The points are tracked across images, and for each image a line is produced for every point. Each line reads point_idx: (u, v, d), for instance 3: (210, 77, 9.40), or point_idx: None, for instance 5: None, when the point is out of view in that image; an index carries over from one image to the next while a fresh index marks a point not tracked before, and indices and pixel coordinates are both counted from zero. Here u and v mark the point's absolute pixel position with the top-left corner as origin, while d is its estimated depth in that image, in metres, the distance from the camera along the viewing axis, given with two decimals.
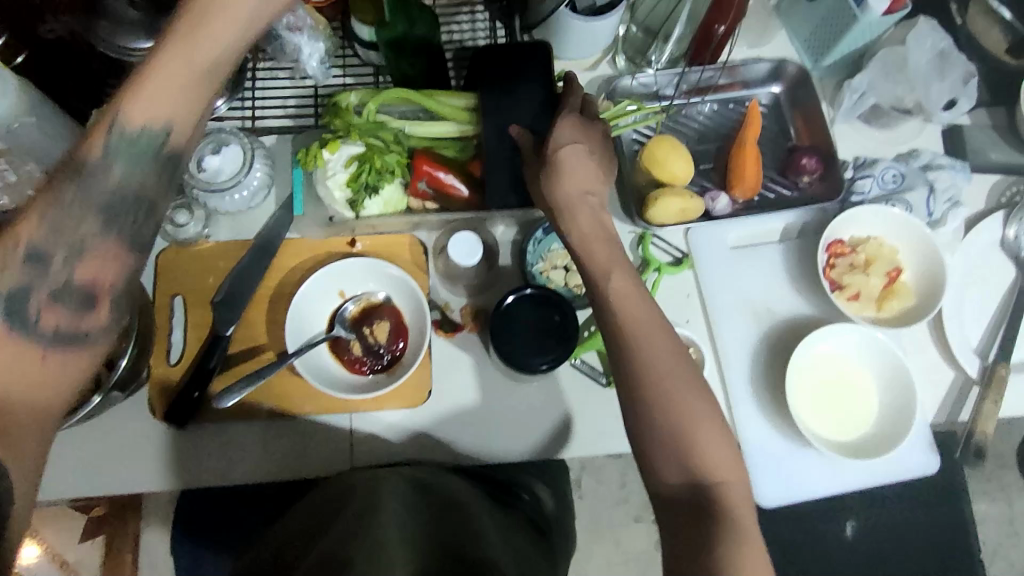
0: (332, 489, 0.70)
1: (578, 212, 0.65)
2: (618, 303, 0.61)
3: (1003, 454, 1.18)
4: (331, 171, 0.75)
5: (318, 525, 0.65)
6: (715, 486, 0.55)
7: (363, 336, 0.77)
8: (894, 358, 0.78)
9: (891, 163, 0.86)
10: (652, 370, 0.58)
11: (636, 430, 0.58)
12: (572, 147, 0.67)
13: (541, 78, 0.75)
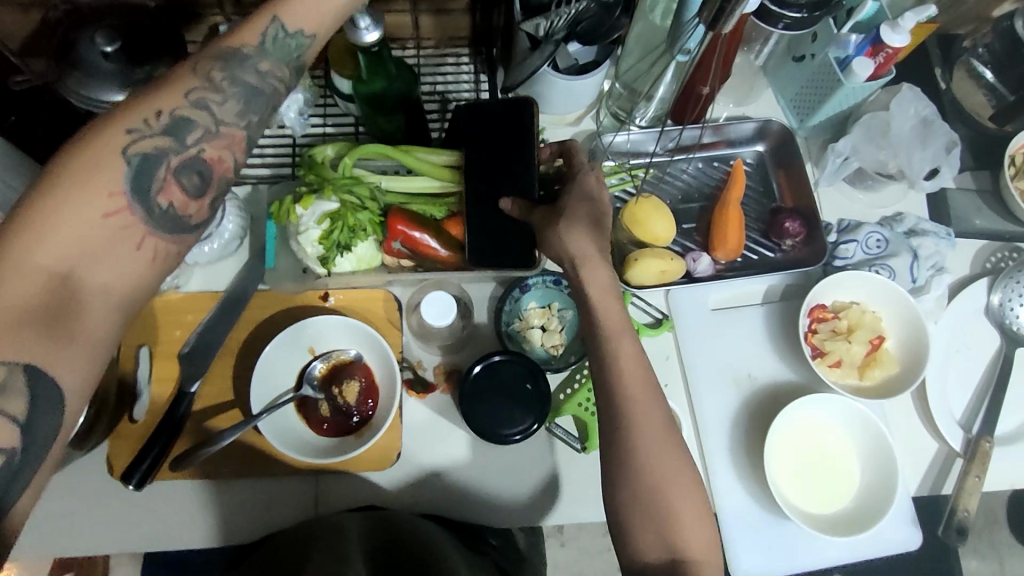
0: (291, 537, 0.68)
1: (592, 269, 0.62)
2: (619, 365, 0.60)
3: (991, 508, 1.17)
4: (303, 227, 0.73)
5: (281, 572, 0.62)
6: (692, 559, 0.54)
7: (332, 397, 0.75)
8: (876, 431, 0.76)
9: (875, 228, 0.85)
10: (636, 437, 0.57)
11: (626, 491, 0.57)
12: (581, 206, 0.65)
13: (526, 141, 0.74)
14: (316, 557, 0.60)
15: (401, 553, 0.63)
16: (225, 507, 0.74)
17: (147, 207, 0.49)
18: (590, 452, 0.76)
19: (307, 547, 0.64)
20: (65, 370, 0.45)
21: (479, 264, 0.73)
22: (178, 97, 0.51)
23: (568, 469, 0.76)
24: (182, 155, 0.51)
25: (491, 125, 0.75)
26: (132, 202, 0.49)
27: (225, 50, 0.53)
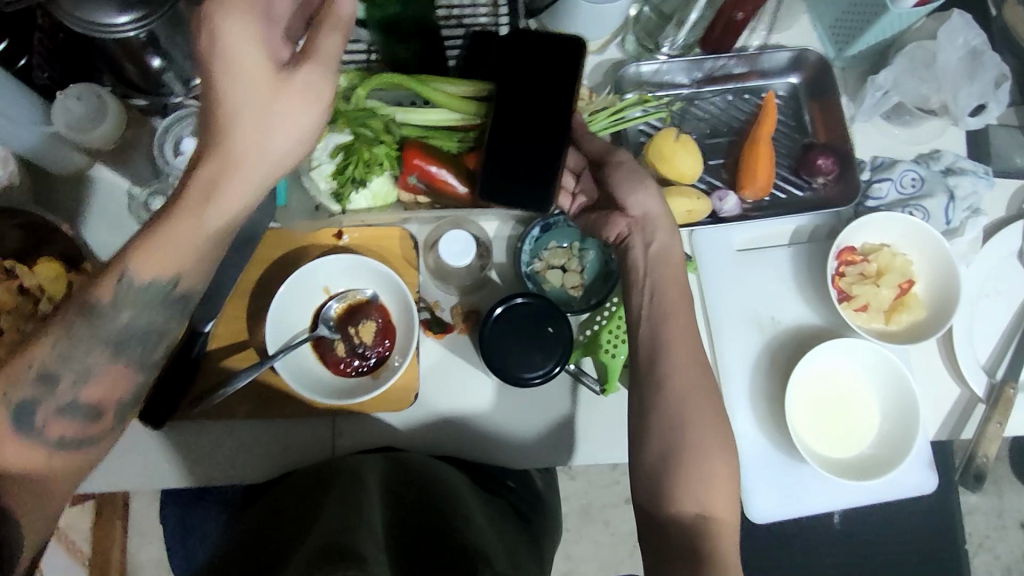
0: (314, 471, 0.69)
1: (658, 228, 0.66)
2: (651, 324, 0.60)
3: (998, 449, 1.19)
4: (316, 161, 0.70)
5: (300, 504, 0.63)
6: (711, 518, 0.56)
7: (349, 336, 0.74)
8: (899, 377, 0.75)
9: (912, 165, 0.81)
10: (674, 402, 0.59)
11: (648, 445, 0.60)
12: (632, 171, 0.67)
13: (565, 85, 0.68)
14: (329, 492, 0.61)
15: (415, 491, 0.64)
16: (244, 447, 0.75)
17: (39, 438, 0.49)
18: (608, 394, 0.75)
19: (323, 483, 0.65)
20: None
21: (490, 196, 0.68)
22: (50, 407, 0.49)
23: (586, 411, 0.76)
24: (61, 399, 0.49)
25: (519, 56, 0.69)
26: (22, 440, 0.48)
27: (92, 296, 0.49)
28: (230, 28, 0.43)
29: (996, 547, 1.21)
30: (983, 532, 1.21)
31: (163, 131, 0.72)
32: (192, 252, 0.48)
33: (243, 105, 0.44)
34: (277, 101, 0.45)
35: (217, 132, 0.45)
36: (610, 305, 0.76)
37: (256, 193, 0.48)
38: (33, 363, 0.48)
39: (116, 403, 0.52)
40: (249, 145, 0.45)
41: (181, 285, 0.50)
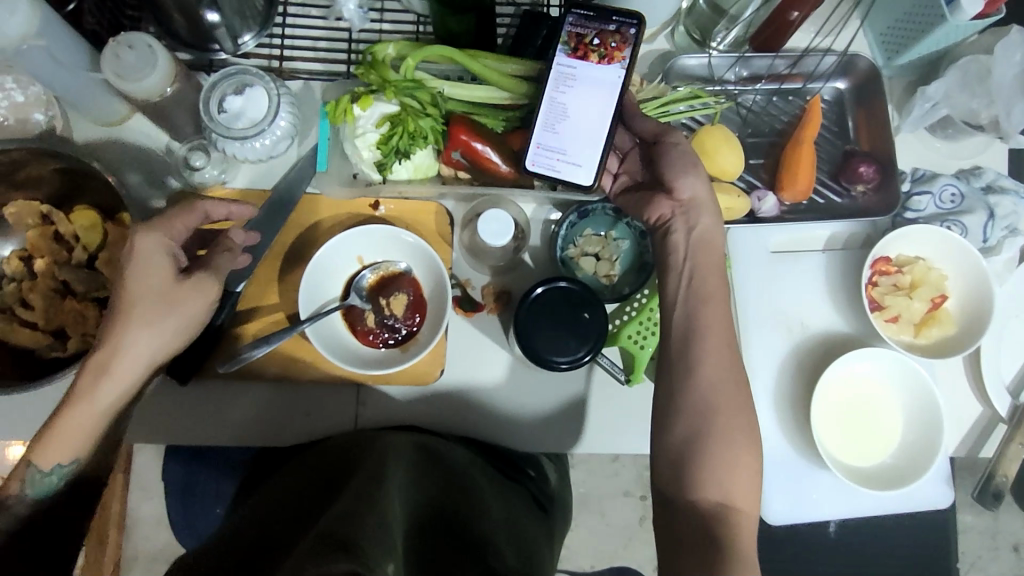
0: (340, 442, 0.69)
1: (701, 216, 0.65)
2: None
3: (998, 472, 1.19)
4: (360, 130, 0.70)
5: (321, 478, 0.63)
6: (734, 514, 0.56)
7: (379, 308, 0.74)
8: (926, 392, 0.75)
9: (952, 180, 0.80)
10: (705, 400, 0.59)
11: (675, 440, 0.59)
12: (679, 152, 0.66)
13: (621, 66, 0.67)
14: (348, 474, 0.60)
15: (433, 480, 0.63)
16: (263, 409, 0.75)
17: None
18: (632, 385, 0.75)
19: (342, 462, 0.64)
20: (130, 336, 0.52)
21: (535, 173, 0.69)
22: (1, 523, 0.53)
23: (607, 400, 0.76)
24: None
25: (575, 38, 0.68)
26: None
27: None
28: (145, 244, 0.58)
29: (989, 568, 1.22)
30: (977, 553, 1.21)
31: (209, 88, 0.71)
32: (84, 435, 0.55)
33: (144, 296, 0.57)
34: (173, 299, 0.59)
35: (117, 324, 0.57)
36: (640, 296, 0.75)
37: (151, 361, 0.58)
38: None
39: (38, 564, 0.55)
40: (149, 340, 0.57)
41: (80, 467, 0.57)
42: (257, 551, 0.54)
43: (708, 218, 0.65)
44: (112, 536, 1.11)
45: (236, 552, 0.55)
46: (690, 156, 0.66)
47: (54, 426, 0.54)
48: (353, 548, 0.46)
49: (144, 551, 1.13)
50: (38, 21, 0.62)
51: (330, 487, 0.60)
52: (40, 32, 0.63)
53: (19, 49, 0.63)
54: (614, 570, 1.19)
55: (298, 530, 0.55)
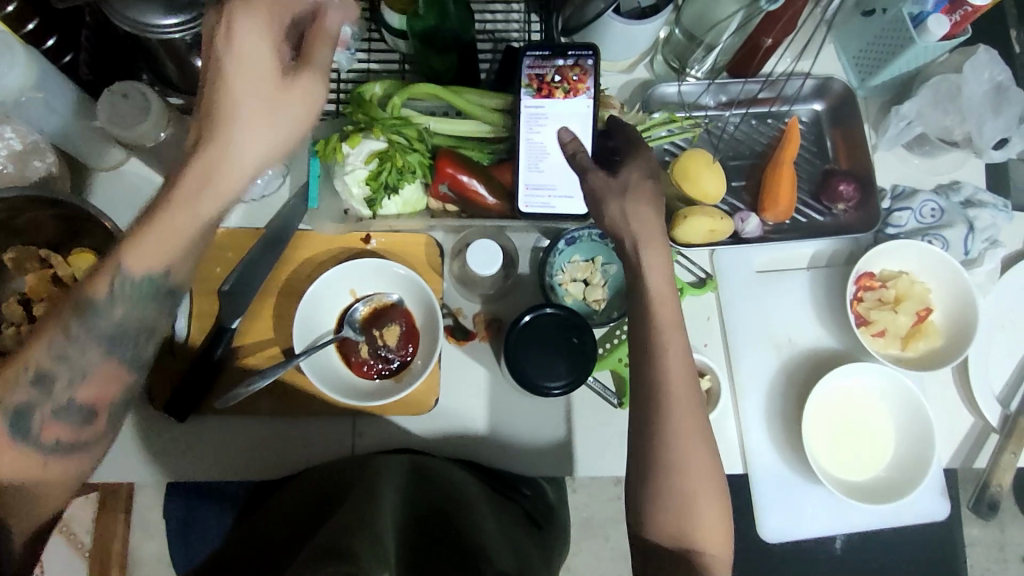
0: (331, 467, 0.70)
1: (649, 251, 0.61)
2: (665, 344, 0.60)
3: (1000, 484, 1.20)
4: (350, 166, 0.72)
5: (316, 504, 0.64)
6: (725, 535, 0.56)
7: (372, 339, 0.75)
8: (916, 403, 0.76)
9: (932, 196, 0.82)
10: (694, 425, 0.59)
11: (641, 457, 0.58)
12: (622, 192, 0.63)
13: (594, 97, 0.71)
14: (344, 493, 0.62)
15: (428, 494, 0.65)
16: (260, 444, 0.76)
17: (29, 441, 0.51)
18: (624, 407, 0.77)
19: (337, 483, 0.66)
20: (125, 374, 0.55)
21: (530, 215, 0.73)
22: (44, 351, 0.52)
23: (602, 423, 0.77)
24: (53, 403, 0.52)
25: (536, 79, 0.71)
26: (15, 440, 0.51)
27: (82, 301, 0.52)
28: (245, 22, 0.49)
29: None
30: (986, 566, 1.21)
31: None
32: (179, 241, 0.52)
33: (246, 95, 0.50)
34: (280, 104, 0.51)
35: (215, 125, 0.50)
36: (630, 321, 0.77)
37: (253, 170, 0.52)
38: (30, 365, 0.51)
39: (107, 405, 0.55)
40: (260, 48, 0.50)
41: (171, 278, 0.54)
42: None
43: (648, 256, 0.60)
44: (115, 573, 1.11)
45: None
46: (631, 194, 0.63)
47: (154, 225, 0.51)
48: (346, 555, 0.47)
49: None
50: (36, 75, 0.65)
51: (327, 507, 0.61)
52: (38, 84, 0.66)
53: (19, 101, 0.65)
54: None
55: (295, 553, 0.56)
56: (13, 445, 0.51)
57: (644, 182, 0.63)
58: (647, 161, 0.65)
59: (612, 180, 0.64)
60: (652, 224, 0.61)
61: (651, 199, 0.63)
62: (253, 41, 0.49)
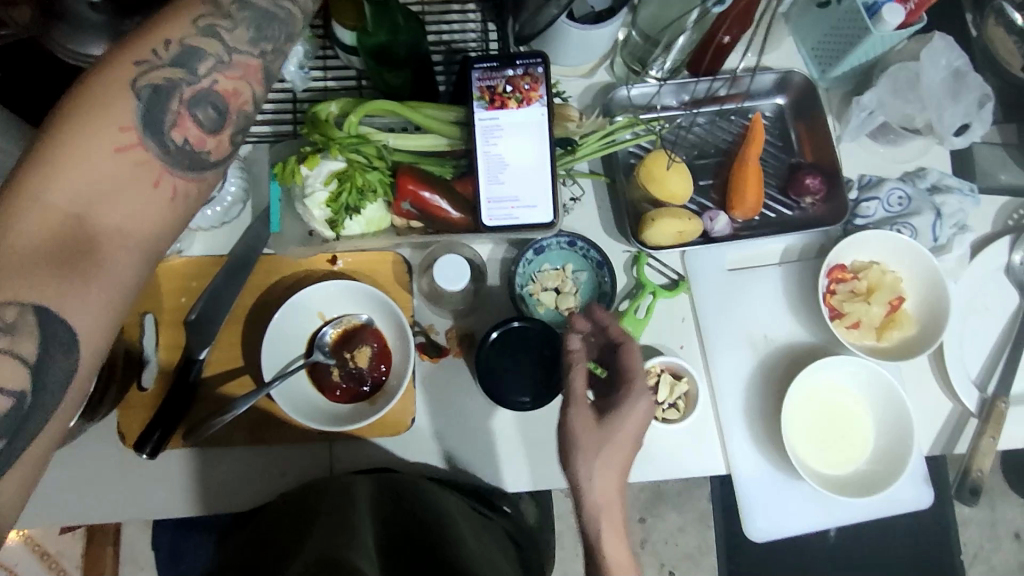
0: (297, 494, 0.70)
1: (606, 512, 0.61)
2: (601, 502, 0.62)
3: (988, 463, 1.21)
4: (309, 188, 0.71)
5: (288, 522, 0.65)
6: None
7: (344, 361, 0.74)
8: (895, 394, 0.76)
9: (898, 184, 0.83)
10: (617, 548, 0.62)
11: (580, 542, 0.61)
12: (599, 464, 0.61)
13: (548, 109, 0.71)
14: (317, 514, 0.62)
15: (405, 505, 0.65)
16: (236, 476, 0.74)
17: (160, 140, 0.45)
18: None
19: (309, 502, 0.66)
20: (247, 109, 0.49)
21: (495, 227, 0.71)
22: (187, 25, 0.46)
23: None
24: (195, 85, 0.47)
25: (487, 91, 0.70)
26: (144, 135, 0.45)
27: None
28: None
29: (992, 558, 1.22)
30: (978, 543, 1.22)
31: None
32: None
33: None
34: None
35: None
36: None
37: None
38: (172, 39, 0.46)
39: (240, 108, 0.49)
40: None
41: None
42: None
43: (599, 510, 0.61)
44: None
45: None
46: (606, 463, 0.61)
47: None
48: None
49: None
50: None
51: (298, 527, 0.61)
52: None
53: None
54: None
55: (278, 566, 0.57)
56: (140, 141, 0.44)
57: (631, 433, 0.63)
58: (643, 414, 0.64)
59: (594, 429, 0.63)
60: (613, 488, 0.62)
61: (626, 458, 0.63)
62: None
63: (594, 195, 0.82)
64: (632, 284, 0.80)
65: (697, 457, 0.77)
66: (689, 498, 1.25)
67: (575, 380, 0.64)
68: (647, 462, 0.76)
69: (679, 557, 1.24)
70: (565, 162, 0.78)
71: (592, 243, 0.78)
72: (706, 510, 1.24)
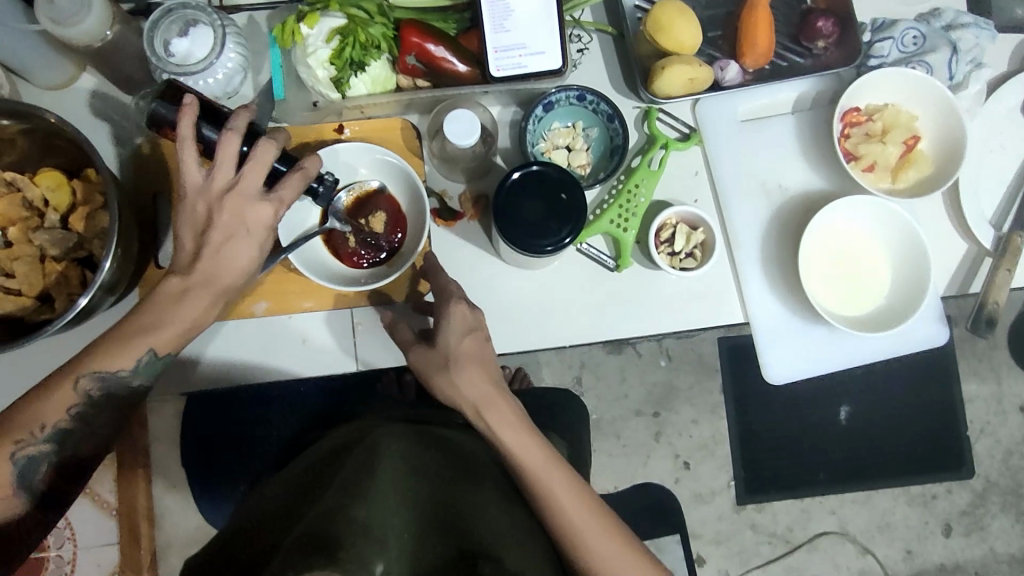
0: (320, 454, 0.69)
1: (499, 409, 0.63)
2: (484, 411, 0.63)
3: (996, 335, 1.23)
4: (312, 48, 0.69)
5: (307, 479, 0.65)
6: (555, 471, 0.62)
7: (360, 228, 0.74)
8: (908, 228, 0.76)
9: (913, 23, 0.80)
10: (538, 463, 0.62)
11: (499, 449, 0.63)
12: (465, 376, 0.63)
13: None
14: (344, 464, 0.62)
15: (435, 448, 0.66)
16: (261, 349, 0.75)
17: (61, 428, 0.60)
18: (622, 270, 0.76)
19: (328, 461, 0.65)
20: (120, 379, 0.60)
21: (504, 78, 0.70)
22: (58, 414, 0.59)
23: (601, 288, 0.77)
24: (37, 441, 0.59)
25: None
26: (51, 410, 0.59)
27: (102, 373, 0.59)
28: (243, 251, 0.60)
29: (998, 432, 1.23)
30: (985, 418, 1.23)
31: (151, 28, 0.68)
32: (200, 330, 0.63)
33: (246, 253, 0.60)
34: (245, 221, 0.59)
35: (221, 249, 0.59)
36: (618, 181, 0.77)
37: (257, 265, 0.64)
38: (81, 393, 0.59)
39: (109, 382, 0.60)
40: (257, 242, 0.61)
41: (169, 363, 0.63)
42: (265, 526, 0.60)
43: (476, 411, 0.63)
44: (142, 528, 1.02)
45: (246, 527, 0.62)
46: (474, 376, 0.63)
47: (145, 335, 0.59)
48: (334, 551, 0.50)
49: (177, 536, 1.03)
50: None
51: (323, 481, 0.61)
52: None
53: None
54: (635, 487, 1.20)
55: (293, 513, 0.59)
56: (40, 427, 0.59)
57: (465, 344, 0.64)
58: (463, 316, 0.64)
59: (434, 351, 0.64)
60: (482, 386, 0.63)
61: (478, 362, 0.64)
62: (247, 196, 0.59)
63: (601, 47, 0.80)
64: (645, 139, 0.79)
65: (715, 306, 0.78)
66: (702, 390, 1.20)
67: (400, 331, 0.68)
68: (668, 315, 0.77)
69: (693, 447, 1.20)
70: (571, 7, 0.76)
71: (602, 96, 0.76)
72: (719, 401, 1.20)
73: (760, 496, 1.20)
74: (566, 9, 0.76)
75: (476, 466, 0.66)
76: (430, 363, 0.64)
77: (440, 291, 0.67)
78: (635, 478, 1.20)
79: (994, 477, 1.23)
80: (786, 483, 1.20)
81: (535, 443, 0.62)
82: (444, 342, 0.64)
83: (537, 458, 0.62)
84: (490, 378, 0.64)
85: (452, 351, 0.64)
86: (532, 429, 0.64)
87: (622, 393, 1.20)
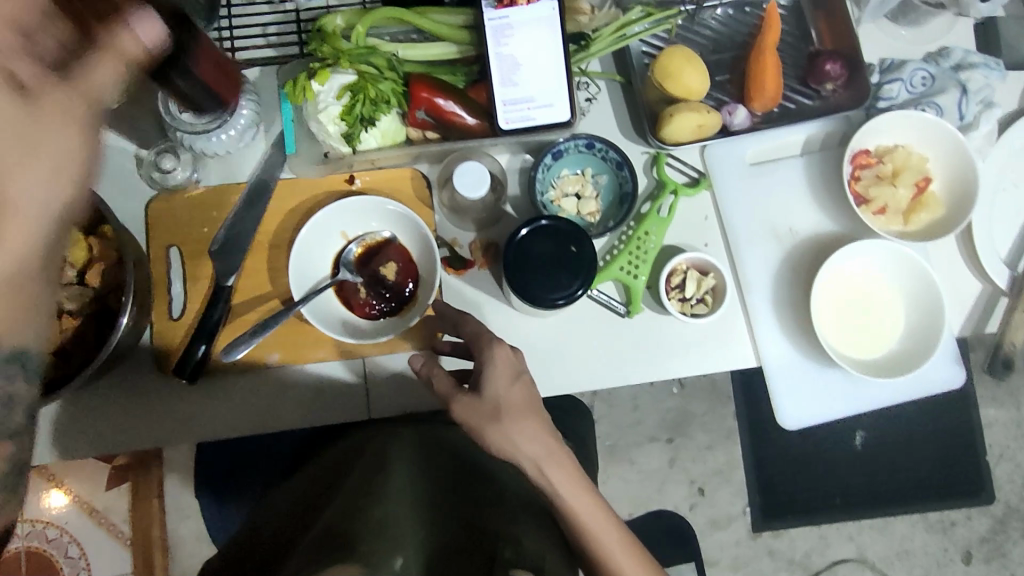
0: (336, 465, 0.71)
1: (553, 463, 0.60)
2: (538, 468, 0.59)
3: None
4: (323, 104, 0.70)
5: (320, 496, 0.67)
6: (597, 530, 0.60)
7: (370, 276, 0.75)
8: (924, 273, 0.76)
9: (921, 64, 0.80)
10: (588, 520, 0.60)
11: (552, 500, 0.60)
12: (521, 428, 0.59)
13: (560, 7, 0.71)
14: (357, 473, 0.65)
15: (451, 461, 0.68)
16: (275, 399, 0.74)
17: None
18: (633, 316, 0.76)
19: (344, 472, 0.68)
20: None
21: (513, 130, 0.70)
22: None
23: (612, 334, 0.77)
24: None
25: None
26: None
27: None
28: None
29: (1018, 457, 1.21)
30: (1004, 443, 1.21)
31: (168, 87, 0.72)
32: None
33: None
34: None
35: None
36: (628, 227, 0.77)
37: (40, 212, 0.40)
38: None
39: None
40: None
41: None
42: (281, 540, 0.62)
43: (531, 464, 0.59)
44: (156, 560, 1.02)
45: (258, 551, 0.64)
46: (530, 425, 0.59)
47: None
48: (348, 544, 0.53)
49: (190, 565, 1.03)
50: None
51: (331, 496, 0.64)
52: None
53: None
54: (648, 515, 1.18)
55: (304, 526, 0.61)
56: None
57: (515, 391, 0.60)
58: (508, 360, 0.61)
59: (481, 404, 0.59)
60: (539, 438, 0.60)
61: (531, 412, 0.60)
62: None
63: (610, 95, 0.80)
64: (654, 185, 0.79)
65: (725, 353, 0.78)
66: (716, 416, 1.19)
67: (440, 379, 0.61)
68: (682, 356, 0.77)
69: (708, 474, 1.19)
70: (578, 59, 0.77)
71: (610, 144, 0.76)
72: (734, 427, 1.19)
73: (777, 522, 1.19)
74: (574, 61, 0.77)
75: (490, 479, 0.67)
76: (480, 416, 0.59)
77: (476, 334, 0.63)
78: (649, 505, 1.18)
79: (1015, 502, 1.21)
80: (805, 507, 1.18)
81: (587, 498, 0.60)
82: (493, 399, 0.59)
83: (586, 513, 0.60)
84: (546, 430, 0.60)
85: (503, 396, 0.59)
86: (582, 475, 0.61)
87: (637, 419, 1.19)
